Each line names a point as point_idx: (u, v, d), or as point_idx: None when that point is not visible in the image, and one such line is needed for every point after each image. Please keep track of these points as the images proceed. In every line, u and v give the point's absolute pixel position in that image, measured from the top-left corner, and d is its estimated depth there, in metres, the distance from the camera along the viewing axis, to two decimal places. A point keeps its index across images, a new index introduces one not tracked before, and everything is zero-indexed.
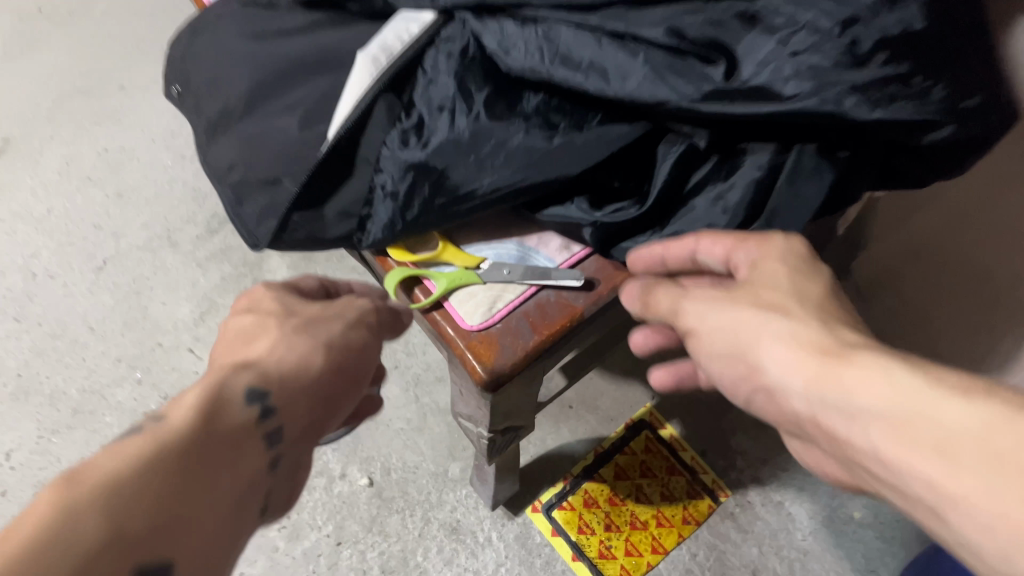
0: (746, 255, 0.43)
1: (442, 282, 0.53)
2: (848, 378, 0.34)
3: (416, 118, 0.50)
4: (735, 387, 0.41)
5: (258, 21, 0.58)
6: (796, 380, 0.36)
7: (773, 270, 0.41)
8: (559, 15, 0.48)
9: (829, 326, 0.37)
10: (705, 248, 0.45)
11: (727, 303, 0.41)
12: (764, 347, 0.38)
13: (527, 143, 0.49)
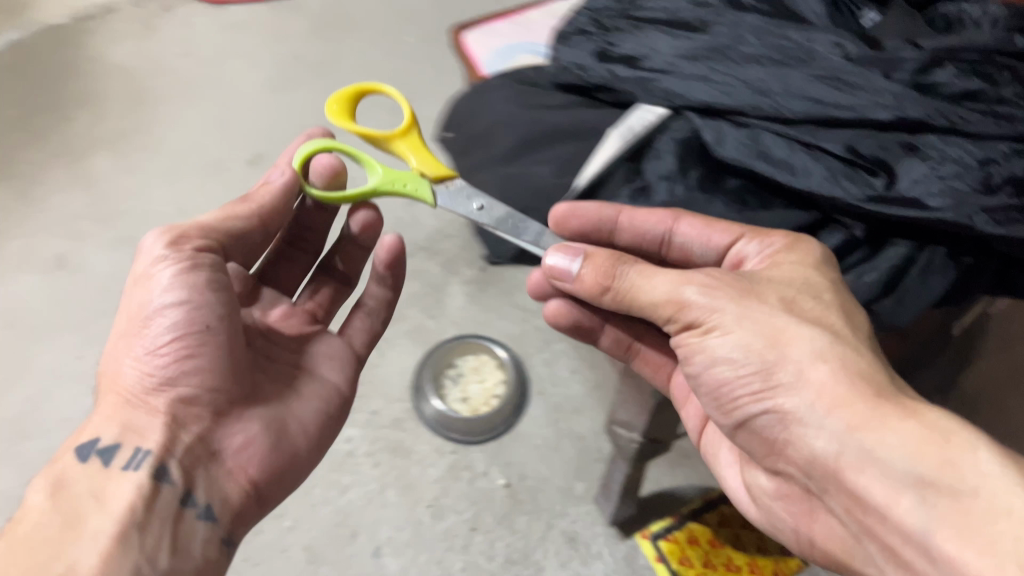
0: (762, 248, 0.58)
1: (374, 174, 0.65)
2: (881, 425, 0.47)
3: (645, 181, 0.68)
4: (748, 396, 0.54)
5: (526, 95, 0.77)
6: (827, 414, 0.50)
7: (808, 276, 0.55)
8: (765, 124, 0.64)
9: (909, 402, 0.49)
10: (688, 229, 0.62)
11: (754, 299, 0.54)
12: (794, 351, 0.52)
13: (724, 212, 0.66)
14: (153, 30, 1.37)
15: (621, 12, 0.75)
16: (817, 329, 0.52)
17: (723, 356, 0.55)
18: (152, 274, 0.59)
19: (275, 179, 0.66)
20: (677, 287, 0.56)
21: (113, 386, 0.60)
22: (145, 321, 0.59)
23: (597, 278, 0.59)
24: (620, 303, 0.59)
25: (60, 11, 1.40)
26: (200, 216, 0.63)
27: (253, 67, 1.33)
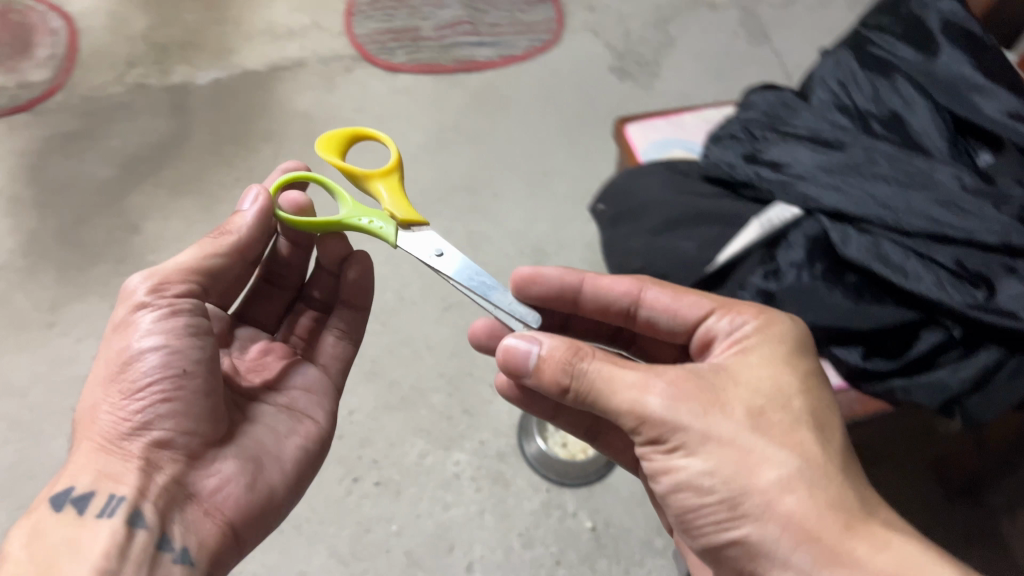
0: (744, 330, 0.63)
1: (345, 209, 0.72)
2: (845, 562, 0.51)
3: (776, 266, 0.81)
4: (710, 525, 0.56)
5: (680, 183, 0.89)
6: (789, 549, 0.53)
7: (780, 390, 0.58)
8: (886, 233, 0.76)
9: (868, 525, 0.53)
10: (654, 301, 0.70)
11: (713, 412, 0.55)
12: (761, 477, 0.54)
13: (841, 301, 0.77)
14: (334, 86, 1.55)
15: (771, 125, 0.88)
16: (791, 449, 0.55)
17: (689, 482, 0.56)
18: (134, 323, 0.67)
19: (245, 211, 0.72)
20: (639, 396, 0.56)
21: (90, 433, 0.66)
22: (123, 366, 0.66)
23: (557, 371, 0.59)
24: (582, 401, 0.59)
25: (258, 59, 1.59)
26: (182, 256, 0.70)
27: (416, 131, 1.49)
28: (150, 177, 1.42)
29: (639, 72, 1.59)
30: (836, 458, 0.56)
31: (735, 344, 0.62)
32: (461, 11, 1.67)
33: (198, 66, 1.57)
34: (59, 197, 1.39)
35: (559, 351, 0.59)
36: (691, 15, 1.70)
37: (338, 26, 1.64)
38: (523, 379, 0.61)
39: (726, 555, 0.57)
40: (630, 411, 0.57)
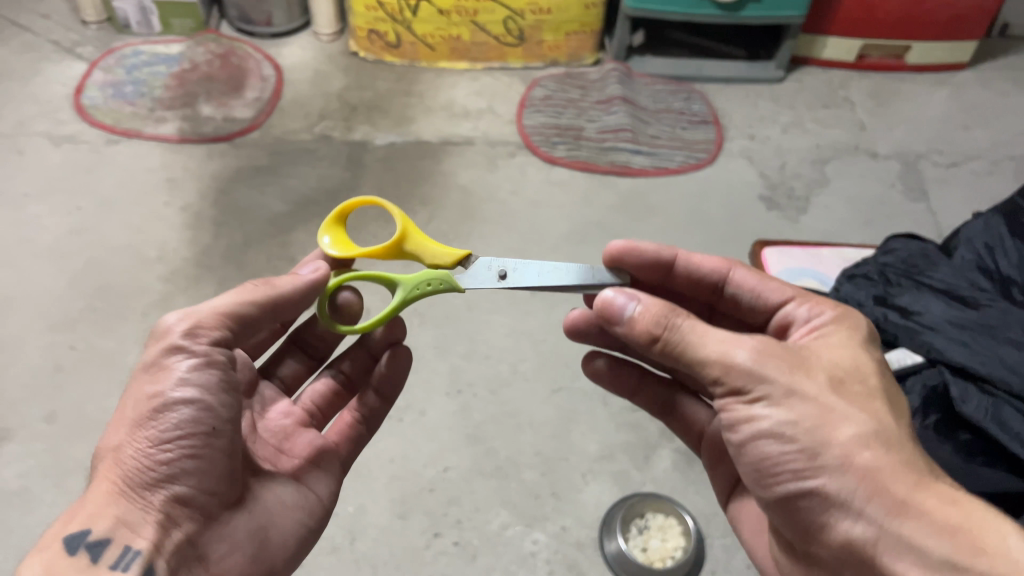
0: (823, 319, 0.73)
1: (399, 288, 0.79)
2: (909, 510, 0.58)
3: None
4: (787, 478, 0.63)
5: None
6: (863, 498, 0.59)
7: (853, 364, 0.66)
8: (1008, 396, 0.75)
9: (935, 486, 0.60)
10: (739, 278, 0.82)
11: (797, 371, 0.64)
12: (840, 432, 0.61)
13: (949, 457, 0.76)
14: (494, 168, 1.66)
15: (906, 272, 0.90)
16: (863, 411, 0.62)
17: (772, 431, 0.62)
18: (166, 371, 0.71)
19: (288, 278, 0.79)
20: (728, 348, 0.64)
21: (108, 472, 0.69)
22: (149, 411, 0.70)
23: (652, 322, 0.67)
24: (668, 352, 0.67)
25: (431, 132, 1.73)
26: (217, 305, 0.75)
27: (562, 219, 1.57)
28: (315, 218, 1.55)
29: (787, 204, 1.62)
30: (902, 431, 0.63)
31: (814, 329, 0.72)
32: (625, 117, 1.73)
33: (379, 129, 1.73)
34: (234, 220, 1.54)
35: (655, 305, 0.67)
36: (850, 159, 1.72)
37: (510, 115, 1.77)
38: (616, 327, 0.69)
39: (793, 508, 0.64)
40: (718, 360, 0.64)
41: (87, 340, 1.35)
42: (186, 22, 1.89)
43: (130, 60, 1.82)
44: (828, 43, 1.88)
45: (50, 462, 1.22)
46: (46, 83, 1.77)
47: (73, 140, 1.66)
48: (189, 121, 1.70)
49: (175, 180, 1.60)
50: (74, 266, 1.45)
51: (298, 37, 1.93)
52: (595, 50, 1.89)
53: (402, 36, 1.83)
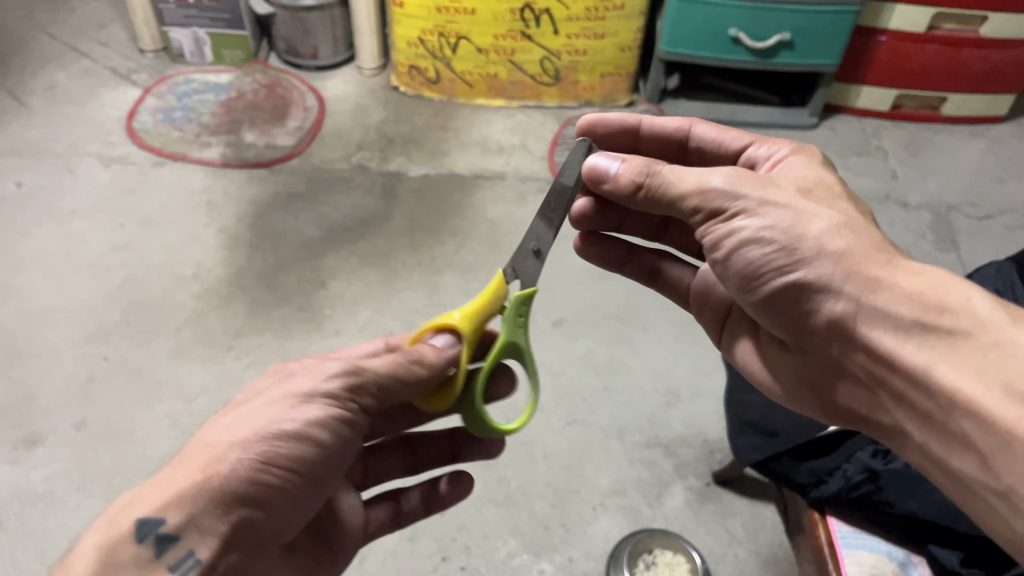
0: (780, 150, 0.82)
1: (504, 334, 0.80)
2: (883, 285, 0.63)
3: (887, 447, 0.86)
4: (772, 271, 0.69)
5: None
6: (841, 279, 0.65)
7: (819, 180, 0.74)
8: None
9: (907, 264, 0.65)
10: (704, 131, 0.90)
11: (767, 186, 0.70)
12: (815, 227, 0.67)
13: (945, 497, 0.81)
14: (524, 202, 1.69)
15: None
16: (828, 210, 0.69)
17: (752, 237, 0.69)
18: (302, 406, 0.68)
19: (438, 347, 0.74)
20: (706, 176, 0.71)
21: (211, 460, 0.64)
22: (272, 432, 0.66)
23: (635, 173, 0.75)
24: (651, 197, 0.75)
25: (464, 165, 1.77)
26: (379, 362, 0.71)
27: None
28: (347, 244, 1.59)
29: None
30: (867, 223, 0.69)
31: (774, 159, 0.81)
32: None
33: (414, 161, 1.78)
34: (269, 243, 1.59)
35: (636, 159, 0.76)
36: (880, 207, 1.71)
37: (542, 152, 1.81)
38: (604, 186, 0.79)
39: (782, 300, 0.71)
40: (698, 189, 0.71)
41: (121, 352, 1.40)
42: (236, 53, 1.97)
43: (181, 88, 1.91)
44: (862, 92, 1.89)
45: (76, 467, 1.26)
46: (101, 107, 1.86)
47: (122, 161, 1.74)
48: (233, 147, 1.77)
49: (215, 203, 1.66)
50: (113, 280, 1.51)
51: (342, 70, 2.00)
52: (629, 91, 1.93)
53: (442, 72, 1.89)
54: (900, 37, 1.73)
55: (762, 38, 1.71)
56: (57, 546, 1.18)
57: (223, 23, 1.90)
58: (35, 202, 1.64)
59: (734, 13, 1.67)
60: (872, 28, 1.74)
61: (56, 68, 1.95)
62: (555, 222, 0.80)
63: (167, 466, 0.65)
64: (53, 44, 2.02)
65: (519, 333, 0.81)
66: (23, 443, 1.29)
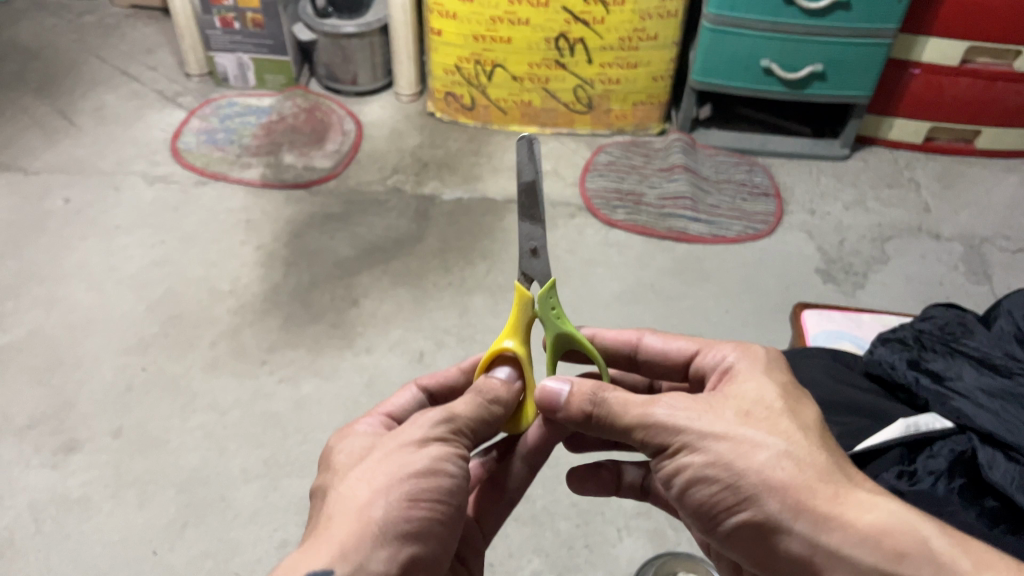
0: (733, 357, 0.74)
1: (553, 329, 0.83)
2: (834, 525, 0.59)
3: (913, 468, 0.78)
4: (721, 508, 0.65)
5: (841, 372, 0.94)
6: (791, 519, 0.61)
7: (763, 397, 0.67)
8: None
9: (852, 487, 0.61)
10: (651, 342, 0.84)
11: (711, 413, 0.66)
12: (758, 459, 0.62)
13: (974, 522, 0.73)
14: (554, 227, 1.71)
15: (942, 338, 0.90)
16: (777, 432, 0.64)
17: (701, 475, 0.65)
18: (425, 445, 0.68)
19: (500, 380, 0.77)
20: (649, 407, 0.66)
21: (355, 514, 0.63)
22: (408, 474, 0.65)
23: (578, 400, 0.69)
24: (598, 425, 0.69)
25: (497, 190, 1.80)
26: (465, 402, 0.73)
27: (616, 279, 1.61)
28: (380, 263, 1.62)
29: (844, 279, 1.62)
30: (823, 444, 0.64)
31: (727, 371, 0.73)
32: (686, 185, 1.77)
33: (447, 185, 1.81)
34: (305, 261, 1.62)
35: (577, 383, 0.70)
36: (911, 239, 1.71)
37: (574, 178, 1.84)
38: (546, 410, 0.71)
39: (734, 536, 0.66)
40: (646, 419, 0.66)
41: (158, 363, 1.44)
42: (278, 78, 2.03)
43: (225, 111, 1.97)
44: (895, 124, 1.90)
45: (111, 474, 1.29)
46: (147, 128, 1.92)
47: (166, 179, 1.79)
48: (272, 168, 1.82)
49: (253, 221, 1.70)
50: (153, 294, 1.55)
51: (380, 96, 2.05)
52: (661, 119, 1.96)
53: (477, 99, 1.93)
54: (933, 70, 1.74)
55: (794, 69, 1.73)
56: (91, 549, 1.21)
57: (266, 49, 1.97)
58: (82, 217, 1.70)
59: (767, 44, 1.69)
60: (904, 61, 1.75)
61: (105, 90, 2.02)
62: (540, 219, 0.78)
63: (314, 534, 0.63)
64: (104, 67, 2.10)
65: (561, 324, 0.83)
66: (62, 448, 1.32)
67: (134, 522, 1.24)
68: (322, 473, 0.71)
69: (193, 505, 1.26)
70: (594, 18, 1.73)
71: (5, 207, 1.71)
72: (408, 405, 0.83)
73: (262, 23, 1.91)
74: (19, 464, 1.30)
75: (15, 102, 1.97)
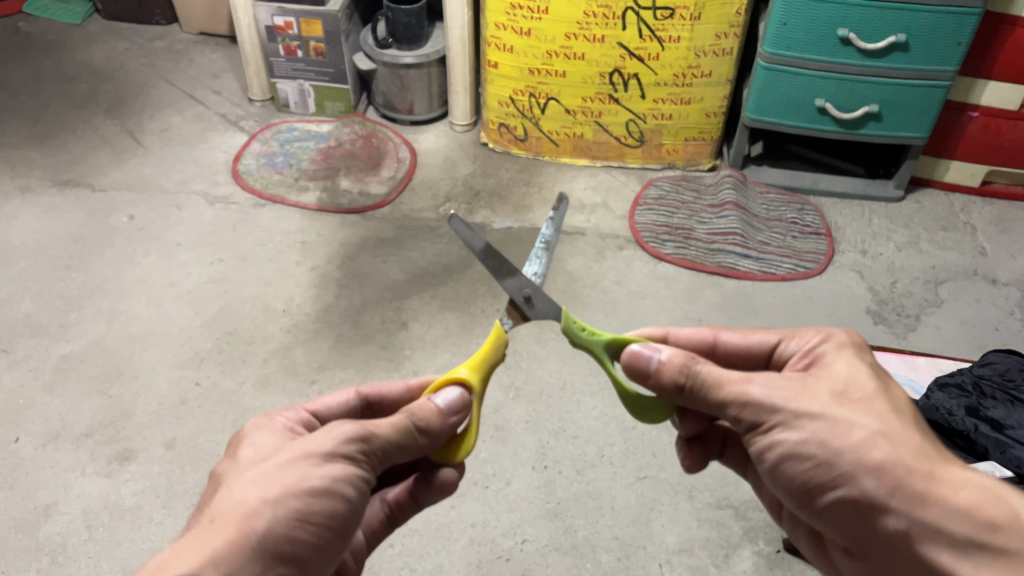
0: (818, 343, 0.74)
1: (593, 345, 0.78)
2: (932, 500, 0.61)
3: None
4: (813, 484, 0.66)
5: None
6: (887, 496, 0.62)
7: (855, 376, 0.68)
8: None
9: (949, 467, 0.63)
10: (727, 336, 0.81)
11: (807, 392, 0.67)
12: (852, 438, 0.64)
13: None
14: (602, 259, 1.72)
15: (1002, 385, 0.88)
16: (868, 412, 0.65)
17: (793, 451, 0.66)
18: (330, 460, 0.66)
19: (440, 407, 0.74)
20: (745, 381, 0.67)
21: (236, 526, 0.61)
22: (302, 488, 0.63)
23: (674, 371, 0.70)
24: (692, 396, 0.70)
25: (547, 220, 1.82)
26: (388, 424, 0.70)
27: (664, 312, 1.61)
28: (430, 289, 1.65)
29: (895, 320, 1.60)
30: (913, 423, 0.65)
31: (815, 356, 0.73)
32: (736, 221, 1.77)
33: (498, 214, 1.83)
34: (356, 284, 1.65)
35: (673, 354, 0.71)
36: (966, 283, 1.69)
37: (623, 211, 1.85)
38: (641, 375, 0.73)
39: (826, 513, 0.67)
40: (742, 390, 0.67)
41: (212, 378, 1.48)
42: (337, 105, 2.08)
43: (284, 135, 2.02)
44: (951, 167, 1.88)
45: (163, 484, 1.32)
46: (210, 149, 1.99)
47: (226, 200, 1.85)
48: (328, 192, 1.86)
49: (308, 243, 1.74)
50: (210, 310, 1.60)
51: (435, 125, 2.09)
52: (713, 155, 1.97)
53: (530, 131, 1.96)
54: (992, 113, 1.73)
55: (849, 109, 1.73)
56: (139, 558, 1.23)
57: (327, 77, 2.02)
58: (145, 234, 1.76)
59: (823, 83, 1.69)
60: (963, 103, 1.74)
61: (173, 112, 2.10)
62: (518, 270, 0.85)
63: (193, 530, 0.62)
64: (172, 90, 2.18)
65: (598, 338, 0.78)
66: (117, 458, 1.36)
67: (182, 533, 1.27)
68: (223, 462, 0.69)
69: None
70: (649, 54, 1.76)
71: (73, 222, 1.78)
72: (338, 407, 0.83)
73: (324, 52, 1.97)
74: (75, 470, 1.34)
75: (87, 122, 2.05)
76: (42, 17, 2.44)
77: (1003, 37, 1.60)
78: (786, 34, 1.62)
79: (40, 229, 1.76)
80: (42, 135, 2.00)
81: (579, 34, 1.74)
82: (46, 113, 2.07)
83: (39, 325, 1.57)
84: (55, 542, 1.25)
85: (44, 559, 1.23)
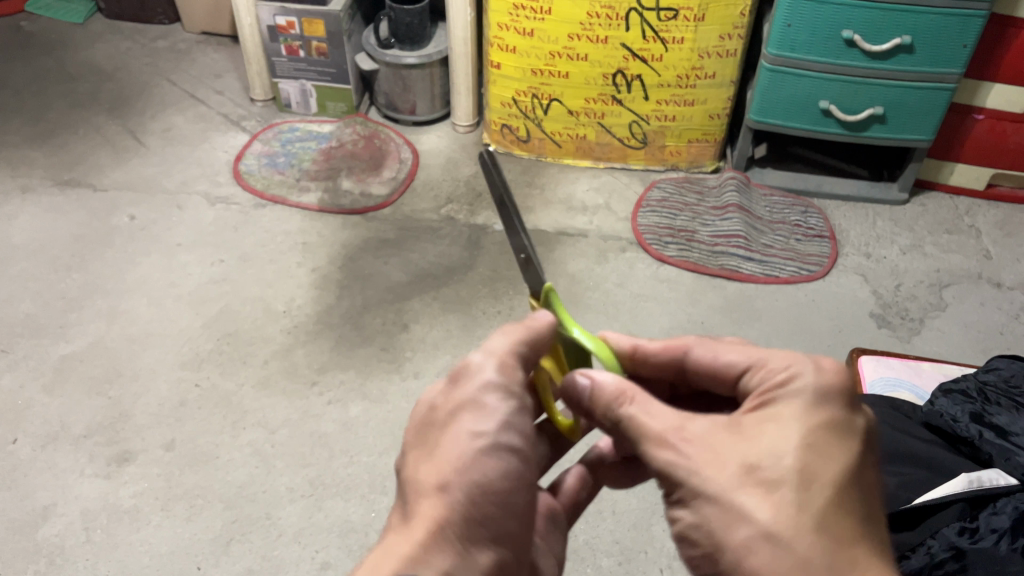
0: (780, 379, 0.64)
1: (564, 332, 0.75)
2: None
3: (976, 525, 0.76)
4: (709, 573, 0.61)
5: (900, 421, 0.91)
6: None
7: (779, 445, 0.59)
8: None
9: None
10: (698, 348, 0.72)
11: (711, 464, 0.59)
12: (738, 531, 0.57)
13: None
14: (605, 261, 1.71)
15: (1006, 392, 0.87)
16: (767, 500, 0.57)
17: (686, 534, 0.61)
18: (495, 452, 0.65)
19: (531, 323, 0.73)
20: (657, 442, 0.62)
21: (440, 484, 0.64)
22: (477, 435, 0.65)
23: (603, 408, 0.66)
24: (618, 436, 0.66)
25: (549, 222, 1.81)
26: (506, 352, 0.70)
27: (666, 315, 1.60)
28: (431, 290, 1.64)
29: (900, 324, 1.59)
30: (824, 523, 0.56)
31: (766, 395, 0.63)
32: (739, 224, 1.76)
33: (499, 215, 1.82)
34: (358, 285, 1.65)
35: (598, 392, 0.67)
36: (970, 286, 1.68)
37: (626, 213, 1.84)
38: (577, 402, 0.70)
39: None
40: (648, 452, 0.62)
41: (211, 379, 1.47)
42: (338, 106, 2.08)
43: (286, 135, 2.02)
44: (956, 169, 1.87)
45: (161, 486, 1.32)
46: (212, 149, 1.98)
47: (227, 201, 1.84)
48: (330, 193, 1.85)
49: (310, 244, 1.74)
50: (210, 311, 1.59)
51: (437, 125, 2.08)
52: (716, 157, 1.96)
53: (532, 132, 1.95)
54: (998, 116, 1.72)
55: (853, 111, 1.72)
56: (138, 560, 1.23)
57: (329, 77, 2.02)
58: (145, 233, 1.75)
59: (826, 85, 1.68)
60: (968, 106, 1.73)
61: (174, 112, 2.09)
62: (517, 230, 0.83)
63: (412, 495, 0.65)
64: (173, 90, 2.17)
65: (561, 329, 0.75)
66: (115, 459, 1.35)
67: (180, 535, 1.26)
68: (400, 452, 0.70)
69: (238, 522, 1.28)
70: (653, 55, 1.75)
71: (73, 221, 1.78)
72: None
73: (326, 52, 1.96)
74: (74, 471, 1.34)
75: (88, 121, 2.04)
76: (44, 16, 2.44)
77: (1009, 39, 1.59)
78: (790, 35, 1.61)
79: (41, 228, 1.76)
80: (43, 134, 2.00)
81: (582, 34, 1.73)
82: (47, 112, 2.07)
83: (39, 325, 1.56)
84: (53, 544, 1.24)
85: (41, 561, 1.22)
